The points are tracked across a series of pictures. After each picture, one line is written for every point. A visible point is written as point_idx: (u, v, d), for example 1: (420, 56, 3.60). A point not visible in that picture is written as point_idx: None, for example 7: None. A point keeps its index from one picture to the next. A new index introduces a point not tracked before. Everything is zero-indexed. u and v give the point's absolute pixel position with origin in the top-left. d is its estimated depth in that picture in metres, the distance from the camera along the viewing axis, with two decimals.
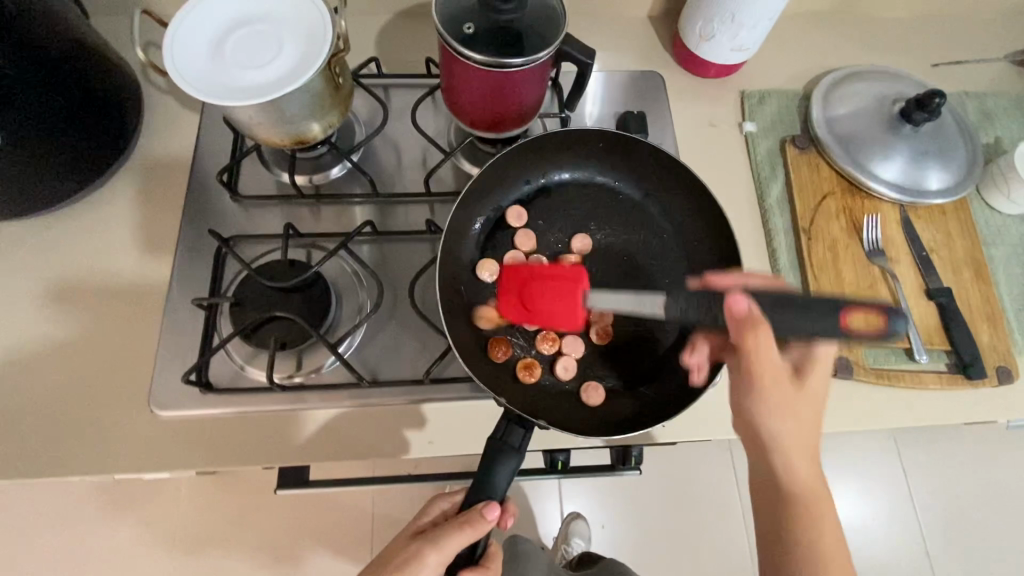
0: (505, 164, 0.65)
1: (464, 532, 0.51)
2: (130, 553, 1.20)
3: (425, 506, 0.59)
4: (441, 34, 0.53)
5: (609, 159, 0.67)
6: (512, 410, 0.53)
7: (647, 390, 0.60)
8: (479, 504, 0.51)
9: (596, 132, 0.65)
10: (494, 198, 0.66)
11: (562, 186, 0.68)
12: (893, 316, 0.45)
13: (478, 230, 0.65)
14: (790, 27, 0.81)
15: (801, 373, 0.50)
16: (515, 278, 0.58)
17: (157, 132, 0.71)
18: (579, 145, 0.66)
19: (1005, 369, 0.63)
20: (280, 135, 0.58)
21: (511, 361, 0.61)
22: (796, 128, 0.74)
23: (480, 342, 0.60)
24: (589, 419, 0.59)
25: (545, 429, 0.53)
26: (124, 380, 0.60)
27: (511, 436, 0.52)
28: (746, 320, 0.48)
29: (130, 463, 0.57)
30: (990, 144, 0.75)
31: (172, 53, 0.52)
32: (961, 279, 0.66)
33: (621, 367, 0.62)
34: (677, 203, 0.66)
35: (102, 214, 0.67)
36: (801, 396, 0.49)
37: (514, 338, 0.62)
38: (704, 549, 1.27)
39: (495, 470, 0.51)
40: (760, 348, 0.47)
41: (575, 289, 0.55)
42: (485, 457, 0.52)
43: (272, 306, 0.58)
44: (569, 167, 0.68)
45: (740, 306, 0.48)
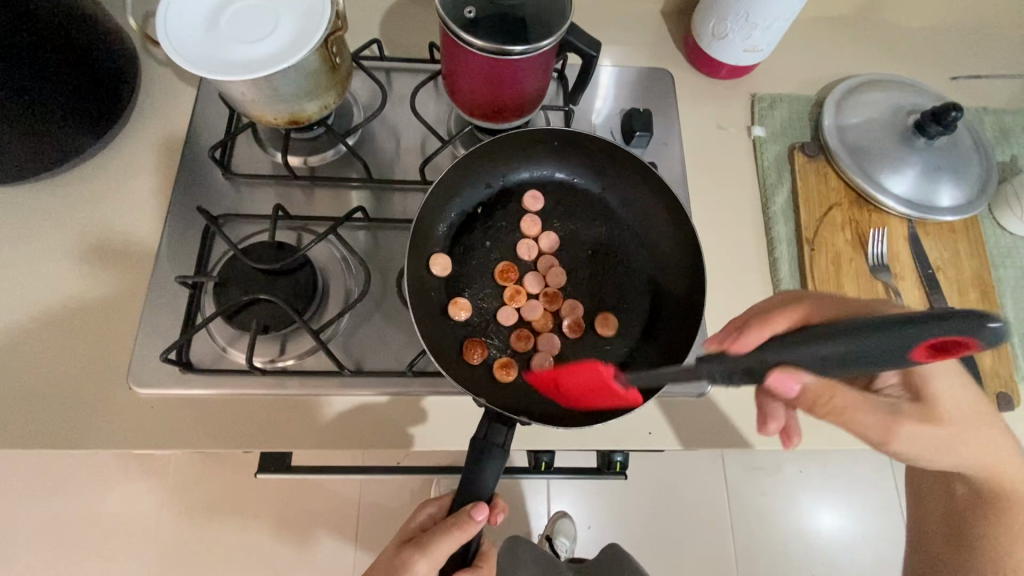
0: (465, 164, 0.62)
1: (454, 535, 0.54)
2: (113, 526, 1.20)
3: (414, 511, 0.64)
4: (443, 18, 0.52)
5: (562, 155, 0.65)
6: (491, 408, 0.51)
7: (629, 382, 0.58)
8: (469, 505, 0.53)
9: (547, 130, 0.63)
10: (455, 199, 0.63)
11: (521, 186, 0.65)
12: (980, 332, 0.35)
13: (441, 231, 0.62)
14: (807, 31, 0.78)
15: (923, 398, 0.49)
16: (544, 381, 0.57)
17: (152, 104, 0.70)
18: (531, 145, 0.64)
19: (1007, 395, 0.61)
20: (274, 114, 0.56)
21: (488, 363, 0.58)
22: (806, 135, 0.72)
23: (450, 348, 0.57)
24: (577, 413, 0.56)
25: (529, 422, 0.51)
26: (104, 354, 0.59)
27: (494, 434, 0.51)
28: (800, 394, 0.42)
29: (106, 438, 0.56)
30: (1006, 163, 0.72)
31: (166, 23, 0.51)
32: (967, 300, 0.64)
33: (600, 358, 0.60)
34: (638, 195, 0.65)
35: (90, 184, 0.65)
36: (955, 424, 0.48)
37: (488, 340, 0.59)
38: (690, 556, 1.26)
39: (484, 466, 0.51)
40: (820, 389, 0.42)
41: (598, 375, 0.55)
42: (473, 454, 0.51)
43: (256, 288, 0.57)
44: (527, 168, 0.65)
45: (789, 389, 0.41)
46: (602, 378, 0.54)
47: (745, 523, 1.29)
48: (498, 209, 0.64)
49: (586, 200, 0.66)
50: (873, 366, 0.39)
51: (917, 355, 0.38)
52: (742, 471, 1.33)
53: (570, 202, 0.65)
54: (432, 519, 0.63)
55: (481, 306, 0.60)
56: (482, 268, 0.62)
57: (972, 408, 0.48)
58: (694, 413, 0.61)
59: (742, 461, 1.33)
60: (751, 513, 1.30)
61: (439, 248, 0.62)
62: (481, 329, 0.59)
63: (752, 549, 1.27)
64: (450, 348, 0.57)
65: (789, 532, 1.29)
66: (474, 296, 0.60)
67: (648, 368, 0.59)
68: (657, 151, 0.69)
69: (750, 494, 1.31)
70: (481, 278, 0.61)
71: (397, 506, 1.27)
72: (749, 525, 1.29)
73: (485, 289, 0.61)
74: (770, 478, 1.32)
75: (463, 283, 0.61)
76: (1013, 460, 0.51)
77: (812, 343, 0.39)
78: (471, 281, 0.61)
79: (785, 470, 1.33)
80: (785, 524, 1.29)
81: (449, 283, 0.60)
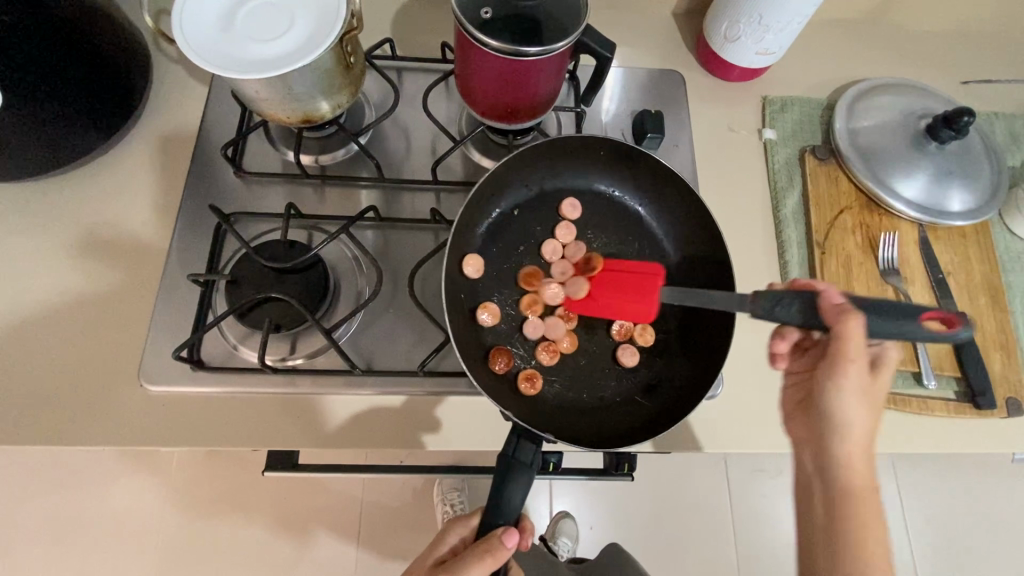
0: (509, 168, 0.62)
1: (485, 563, 0.52)
2: (116, 521, 1.20)
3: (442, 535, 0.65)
4: (458, 18, 0.52)
5: (606, 166, 0.65)
6: (520, 425, 0.52)
7: (648, 403, 0.59)
8: (500, 532, 0.53)
9: (596, 139, 0.62)
10: (494, 200, 0.63)
11: (560, 194, 0.65)
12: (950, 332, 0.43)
13: (478, 233, 0.62)
14: (818, 34, 0.78)
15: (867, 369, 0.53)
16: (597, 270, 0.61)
17: (164, 100, 0.70)
18: (577, 153, 0.64)
19: (1016, 401, 0.61)
20: (288, 112, 0.56)
21: (511, 373, 0.59)
22: (817, 138, 0.72)
23: (477, 351, 0.58)
24: (595, 432, 0.57)
25: (555, 442, 0.52)
26: (114, 351, 0.59)
27: (523, 453, 0.51)
28: (842, 308, 0.46)
29: (116, 436, 0.56)
30: (1016, 168, 0.72)
31: (181, 20, 0.51)
32: (976, 305, 0.64)
33: (622, 377, 0.60)
34: (676, 212, 0.65)
35: (101, 180, 0.65)
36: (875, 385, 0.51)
37: (514, 348, 0.60)
38: (692, 557, 1.26)
39: (510, 486, 0.51)
40: (854, 334, 0.45)
41: (651, 283, 0.57)
42: (497, 478, 0.51)
43: (268, 287, 0.57)
44: (569, 176, 0.65)
45: (837, 298, 0.46)
46: (651, 284, 0.57)
47: (748, 525, 1.29)
48: (531, 215, 0.64)
49: (622, 213, 0.66)
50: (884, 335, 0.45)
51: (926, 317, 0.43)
52: (744, 472, 1.33)
53: (607, 214, 0.66)
54: (461, 543, 0.64)
55: (509, 313, 0.61)
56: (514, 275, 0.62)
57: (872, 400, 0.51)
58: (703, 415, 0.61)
59: (746, 463, 1.33)
60: (754, 516, 1.30)
61: (474, 248, 0.62)
62: (507, 337, 0.60)
63: (754, 551, 1.27)
64: (475, 354, 0.58)
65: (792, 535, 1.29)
66: (503, 303, 0.61)
67: (672, 389, 0.60)
68: (667, 153, 0.69)
69: (753, 496, 1.31)
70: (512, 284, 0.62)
71: (399, 504, 1.27)
72: (751, 526, 1.29)
73: (516, 295, 0.61)
74: (772, 480, 1.32)
75: (495, 287, 0.61)
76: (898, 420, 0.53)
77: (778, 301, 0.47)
78: (502, 287, 0.61)
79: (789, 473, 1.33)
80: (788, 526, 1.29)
81: (480, 287, 0.61)
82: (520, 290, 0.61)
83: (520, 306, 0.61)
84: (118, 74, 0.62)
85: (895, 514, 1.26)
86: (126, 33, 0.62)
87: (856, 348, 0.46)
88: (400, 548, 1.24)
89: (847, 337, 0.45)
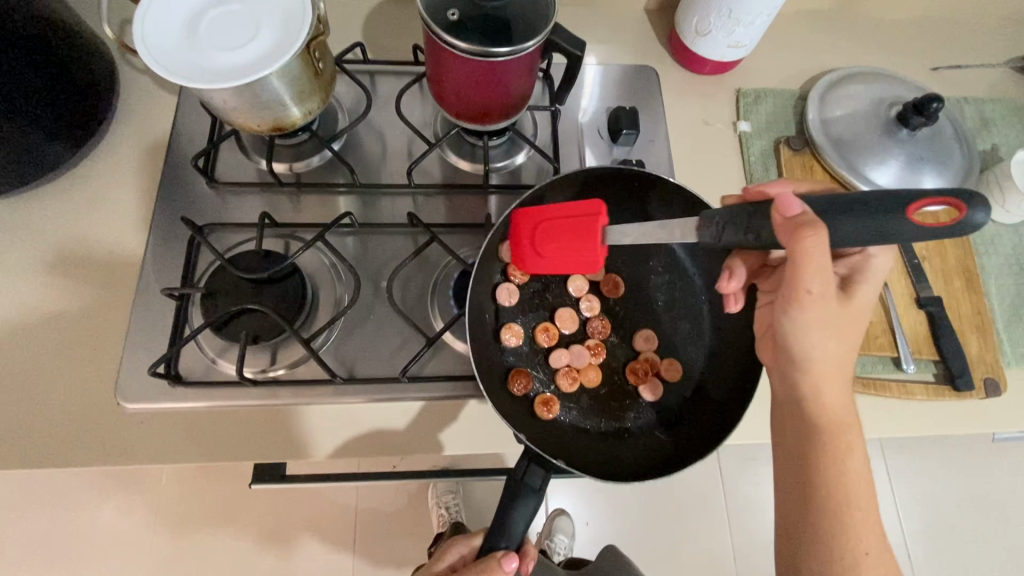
0: (542, 196, 0.60)
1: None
2: (104, 540, 1.18)
3: (446, 551, 0.68)
4: (425, 20, 0.51)
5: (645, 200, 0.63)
6: (532, 448, 0.52)
7: (665, 437, 0.59)
8: (500, 554, 0.53)
9: (632, 172, 0.61)
10: None
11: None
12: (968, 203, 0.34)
13: None
14: (789, 26, 0.79)
15: (848, 286, 0.48)
16: (527, 223, 0.55)
17: (131, 112, 0.68)
18: (615, 187, 0.63)
19: (993, 381, 0.62)
20: (258, 121, 0.56)
21: (529, 395, 0.59)
22: (791, 129, 0.73)
23: (498, 371, 0.59)
24: (608, 463, 0.57)
25: (566, 471, 0.51)
26: (88, 370, 0.58)
27: (531, 477, 0.51)
28: (798, 222, 0.39)
29: (95, 455, 0.55)
30: (987, 151, 0.73)
31: (143, 30, 0.50)
32: (952, 288, 0.65)
33: (641, 409, 0.61)
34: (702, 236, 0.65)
35: (69, 196, 0.64)
36: (845, 313, 0.47)
37: (534, 372, 0.60)
38: (687, 547, 1.27)
39: (516, 508, 0.51)
40: (815, 253, 0.39)
41: (595, 223, 0.52)
42: (502, 498, 0.52)
43: (246, 298, 0.56)
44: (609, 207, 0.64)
45: (793, 208, 0.40)
46: (592, 224, 0.52)
47: (740, 513, 1.30)
48: None
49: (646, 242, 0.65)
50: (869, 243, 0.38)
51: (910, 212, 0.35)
52: (736, 462, 1.34)
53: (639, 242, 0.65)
54: (461, 559, 0.67)
55: (531, 337, 0.61)
56: (541, 302, 0.62)
57: (842, 331, 0.47)
58: None
59: (737, 451, 1.34)
60: (746, 503, 1.31)
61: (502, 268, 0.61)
62: (529, 362, 0.60)
63: (748, 538, 1.28)
64: (496, 376, 0.58)
65: None
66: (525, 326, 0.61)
67: (692, 426, 0.60)
68: (643, 149, 0.69)
69: (744, 484, 1.32)
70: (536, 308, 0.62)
71: (393, 509, 1.26)
72: (744, 514, 1.30)
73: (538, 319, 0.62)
74: (763, 468, 1.33)
75: (518, 312, 0.61)
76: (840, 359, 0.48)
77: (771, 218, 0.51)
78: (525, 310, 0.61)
79: None
80: None
81: (505, 310, 0.61)
82: (543, 319, 0.62)
83: (537, 330, 0.61)
84: (83, 88, 0.61)
85: (883, 495, 1.28)
86: (90, 46, 0.61)
87: (820, 268, 0.41)
88: (396, 552, 1.24)
89: (803, 259, 0.40)
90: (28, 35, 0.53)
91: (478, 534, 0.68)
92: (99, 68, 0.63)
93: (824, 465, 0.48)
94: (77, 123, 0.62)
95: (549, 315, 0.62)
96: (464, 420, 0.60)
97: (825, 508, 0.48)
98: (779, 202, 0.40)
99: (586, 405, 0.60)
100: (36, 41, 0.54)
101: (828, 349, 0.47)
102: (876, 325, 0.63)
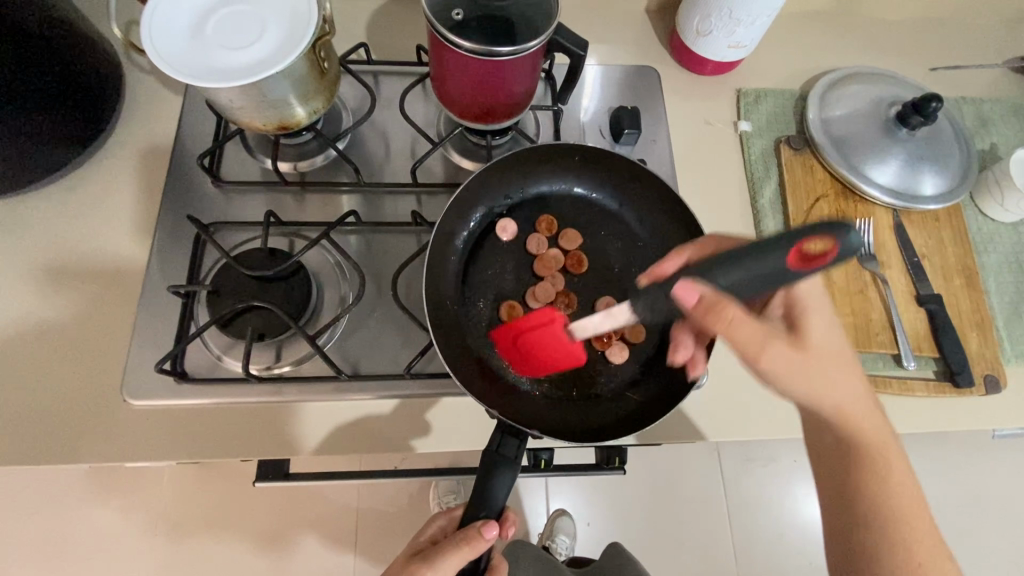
0: (485, 175, 0.63)
1: (463, 550, 0.53)
2: (105, 540, 1.18)
3: (425, 524, 0.66)
4: (430, 21, 0.52)
5: (584, 170, 0.66)
6: (505, 421, 0.53)
7: (636, 396, 0.59)
8: (478, 523, 0.52)
9: (571, 146, 0.64)
10: (475, 205, 0.63)
11: (540, 202, 0.66)
12: (840, 234, 0.37)
13: (462, 238, 0.63)
14: (789, 26, 0.79)
15: (795, 323, 0.47)
16: (508, 337, 0.58)
17: (137, 112, 0.69)
18: (553, 163, 0.65)
19: (992, 378, 0.62)
20: (264, 120, 0.56)
21: (499, 375, 0.59)
22: (791, 128, 0.73)
23: (466, 356, 0.58)
24: (584, 429, 0.57)
25: (539, 436, 0.53)
26: (95, 367, 0.58)
27: (506, 447, 0.52)
28: (706, 304, 0.42)
29: (101, 452, 0.56)
30: (986, 151, 0.74)
31: (150, 30, 0.50)
32: (952, 286, 0.66)
33: (611, 374, 0.60)
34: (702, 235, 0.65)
35: (76, 195, 0.65)
36: (808, 358, 0.46)
37: (500, 351, 0.60)
38: (689, 547, 1.27)
39: (494, 479, 0.52)
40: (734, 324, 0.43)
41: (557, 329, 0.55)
42: (481, 470, 0.52)
43: (250, 295, 0.56)
44: (553, 181, 0.66)
45: (692, 296, 0.43)
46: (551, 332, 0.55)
47: (742, 513, 1.30)
48: (517, 218, 0.65)
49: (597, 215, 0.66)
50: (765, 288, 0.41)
51: (790, 263, 0.39)
52: (737, 462, 1.34)
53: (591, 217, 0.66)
54: (441, 530, 0.64)
55: (494, 317, 0.61)
56: (499, 280, 0.62)
57: (823, 373, 0.46)
58: (692, 407, 0.62)
59: (738, 452, 1.34)
60: (748, 503, 1.31)
61: (456, 256, 0.62)
62: (496, 341, 0.60)
63: (750, 538, 1.29)
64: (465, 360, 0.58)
65: (786, 522, 1.30)
66: (488, 308, 0.61)
67: (660, 381, 0.60)
68: (645, 149, 0.70)
69: (746, 485, 1.32)
70: (495, 289, 0.62)
71: (395, 510, 1.27)
72: (746, 514, 1.30)
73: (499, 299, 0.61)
74: (765, 468, 1.33)
75: (478, 293, 0.61)
76: (855, 401, 0.47)
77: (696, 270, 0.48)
78: (485, 291, 0.62)
79: (781, 461, 1.34)
80: (782, 513, 1.31)
81: (465, 293, 0.61)
82: (506, 297, 0.62)
83: (501, 311, 0.61)
84: (90, 88, 0.61)
85: None
86: (96, 46, 0.61)
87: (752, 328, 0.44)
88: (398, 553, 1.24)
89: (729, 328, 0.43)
90: (36, 35, 0.53)
91: (458, 506, 0.67)
92: (106, 70, 0.64)
93: (863, 490, 0.49)
94: (83, 123, 0.62)
95: (508, 293, 0.62)
96: (446, 406, 0.61)
97: (867, 525, 0.48)
98: (677, 292, 0.43)
99: (557, 375, 0.60)
100: (44, 42, 0.54)
101: (839, 390, 0.46)
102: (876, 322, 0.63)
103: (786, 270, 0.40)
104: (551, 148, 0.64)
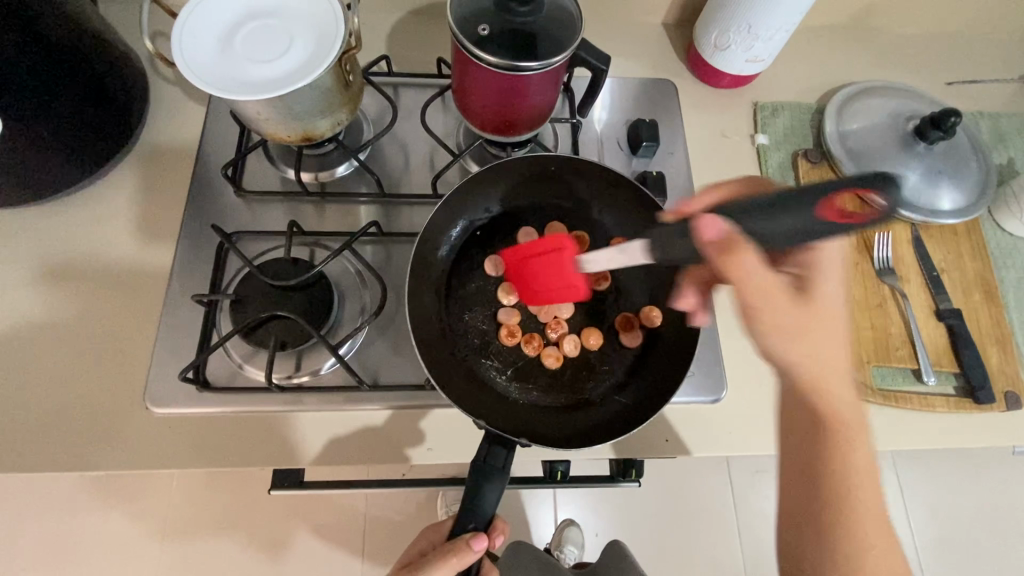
0: (467, 186, 0.63)
1: (452, 562, 0.55)
2: (112, 544, 1.18)
3: (413, 540, 0.67)
4: (457, 36, 0.52)
5: (562, 180, 0.66)
6: (491, 431, 0.53)
7: (625, 399, 0.59)
8: (467, 536, 0.53)
9: (548, 157, 0.64)
10: (457, 217, 0.63)
11: (521, 211, 0.65)
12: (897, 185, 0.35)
13: (446, 249, 0.63)
14: (806, 41, 0.80)
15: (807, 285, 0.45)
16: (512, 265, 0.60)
17: (161, 122, 0.70)
18: (530, 175, 0.65)
19: (1013, 394, 0.62)
20: (289, 131, 0.57)
21: (487, 384, 0.59)
22: (809, 140, 0.73)
23: (456, 368, 0.58)
24: (574, 433, 0.57)
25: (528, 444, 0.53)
26: (118, 375, 0.59)
27: (494, 458, 0.52)
28: (728, 241, 0.39)
29: (122, 460, 0.56)
30: (1003, 165, 0.74)
31: (181, 43, 0.51)
32: (971, 300, 0.66)
33: (599, 378, 0.60)
34: None
35: (100, 205, 0.65)
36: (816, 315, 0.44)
37: (487, 361, 0.60)
38: (699, 561, 1.26)
39: (483, 491, 0.51)
40: (750, 272, 0.40)
41: (565, 256, 0.57)
42: (470, 481, 0.52)
43: (272, 306, 0.57)
44: (535, 190, 0.66)
45: (713, 232, 0.40)
46: (563, 257, 0.57)
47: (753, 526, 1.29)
48: (501, 230, 0.65)
49: (584, 223, 0.66)
50: (783, 241, 0.38)
51: (831, 215, 0.36)
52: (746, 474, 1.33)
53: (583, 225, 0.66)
54: (430, 543, 0.66)
55: (482, 328, 0.61)
56: (483, 293, 0.62)
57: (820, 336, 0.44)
58: (709, 420, 0.63)
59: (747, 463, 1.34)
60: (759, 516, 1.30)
61: (442, 271, 0.62)
62: (484, 351, 0.60)
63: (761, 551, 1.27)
64: (456, 372, 0.58)
65: None
66: (478, 320, 0.61)
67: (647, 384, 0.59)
68: (663, 161, 0.70)
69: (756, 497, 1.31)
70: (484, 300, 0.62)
71: (403, 517, 1.26)
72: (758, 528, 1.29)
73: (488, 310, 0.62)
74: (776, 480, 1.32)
75: (464, 307, 0.61)
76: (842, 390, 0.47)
77: (767, 218, 0.38)
78: (474, 304, 0.62)
79: None
80: None
81: (451, 305, 0.61)
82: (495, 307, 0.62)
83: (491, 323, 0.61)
84: (118, 97, 0.62)
85: (895, 510, 1.27)
86: (122, 55, 0.62)
87: (759, 284, 0.41)
88: None
89: (743, 278, 0.40)
90: (69, 46, 0.54)
91: (446, 519, 0.68)
92: (130, 81, 0.64)
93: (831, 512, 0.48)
94: (111, 131, 0.63)
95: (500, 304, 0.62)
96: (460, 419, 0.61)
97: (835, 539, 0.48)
98: (700, 226, 0.40)
99: (545, 383, 0.60)
100: (76, 54, 0.55)
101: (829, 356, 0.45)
102: (895, 336, 0.63)
103: (821, 225, 0.37)
104: (524, 159, 0.64)
